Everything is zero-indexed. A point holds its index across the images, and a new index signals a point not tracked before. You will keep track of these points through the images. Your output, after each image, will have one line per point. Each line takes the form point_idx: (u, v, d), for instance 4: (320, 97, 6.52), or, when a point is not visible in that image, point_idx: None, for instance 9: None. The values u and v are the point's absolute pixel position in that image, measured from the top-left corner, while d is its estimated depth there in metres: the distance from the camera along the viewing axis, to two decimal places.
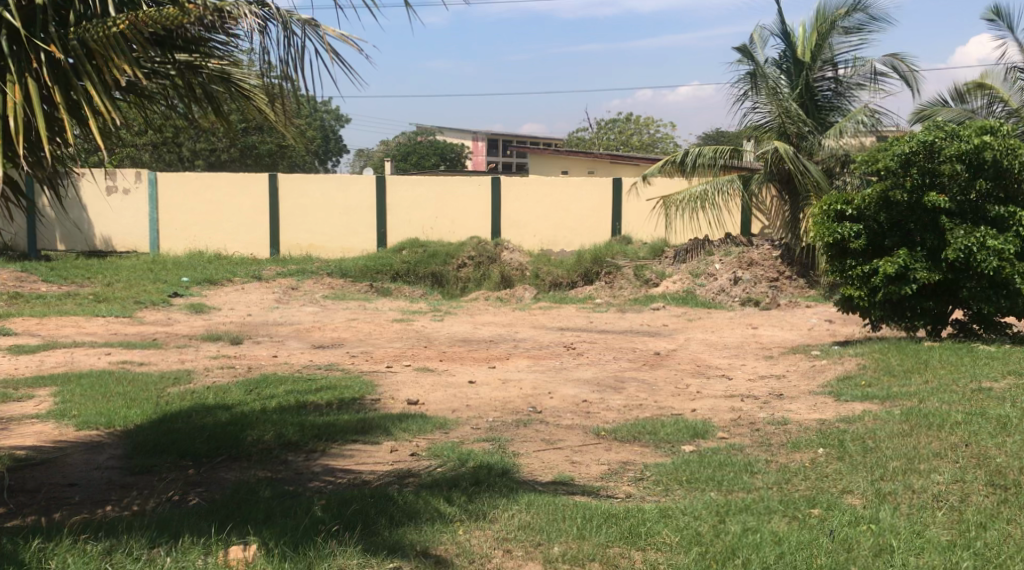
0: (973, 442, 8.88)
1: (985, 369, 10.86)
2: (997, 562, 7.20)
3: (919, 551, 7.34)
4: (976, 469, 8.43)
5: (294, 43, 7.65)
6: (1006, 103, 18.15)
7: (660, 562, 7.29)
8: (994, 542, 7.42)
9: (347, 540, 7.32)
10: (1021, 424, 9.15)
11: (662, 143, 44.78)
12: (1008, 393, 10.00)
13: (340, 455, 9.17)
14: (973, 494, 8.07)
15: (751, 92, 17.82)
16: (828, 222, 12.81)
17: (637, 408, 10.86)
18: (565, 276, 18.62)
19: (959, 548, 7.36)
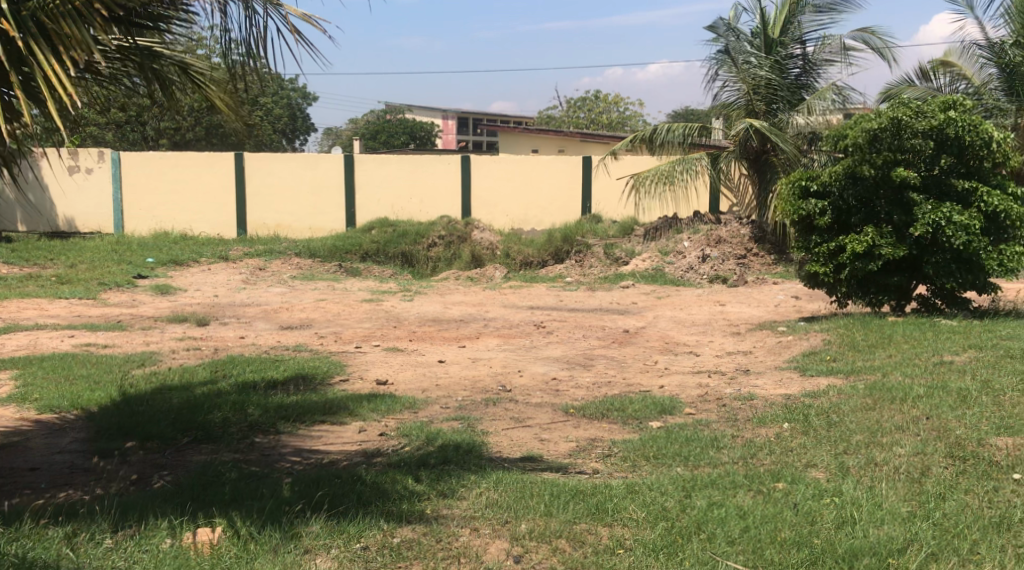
0: (933, 415, 8.98)
1: (946, 343, 10.97)
2: (955, 532, 7.28)
3: (880, 522, 7.42)
4: (936, 441, 8.53)
5: (256, 22, 7.62)
6: (968, 82, 18.37)
7: (626, 537, 7.36)
8: (952, 512, 7.51)
9: (312, 520, 7.34)
10: (983, 396, 9.25)
11: (631, 122, 44.76)
12: (969, 367, 10.11)
13: (308, 436, 9.17)
14: (932, 466, 8.17)
15: (721, 70, 17.77)
16: (794, 200, 12.89)
17: (606, 386, 10.94)
18: (536, 256, 18.61)
19: (919, 518, 7.45)
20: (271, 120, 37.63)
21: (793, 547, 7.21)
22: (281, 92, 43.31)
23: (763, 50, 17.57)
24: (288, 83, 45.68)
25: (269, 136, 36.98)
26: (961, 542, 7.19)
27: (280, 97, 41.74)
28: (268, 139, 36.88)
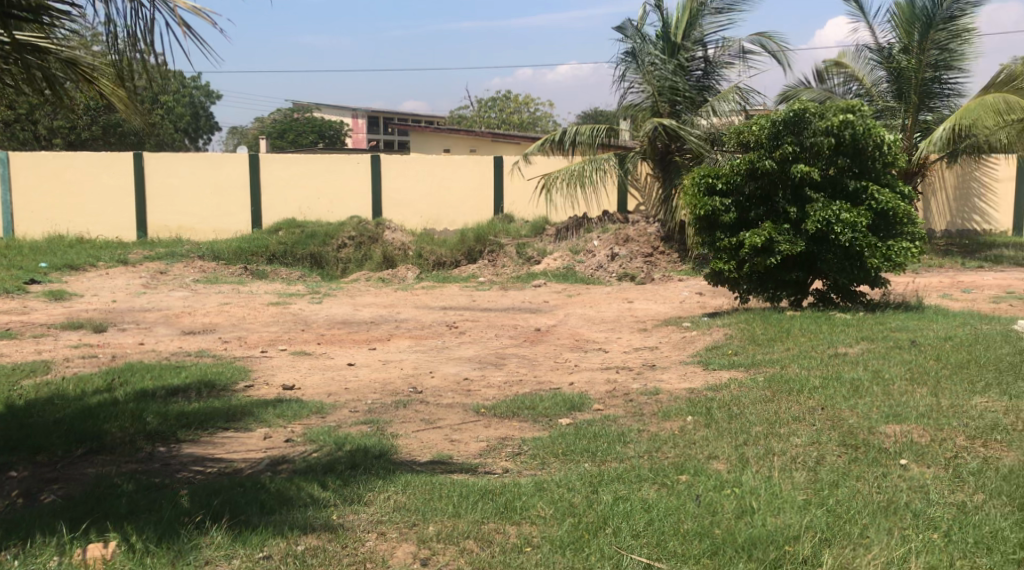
0: (828, 405, 9.33)
1: (840, 336, 11.37)
2: (847, 517, 7.58)
3: (777, 511, 7.69)
4: (830, 430, 8.85)
5: (142, 14, 7.64)
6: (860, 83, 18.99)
7: (534, 535, 7.53)
8: (845, 499, 7.81)
9: (212, 530, 7.39)
10: (873, 386, 9.64)
11: (542, 123, 45.10)
12: (862, 358, 10.50)
13: (211, 444, 9.20)
14: (827, 454, 8.48)
15: (629, 72, 17.97)
16: (699, 196, 13.14)
17: (517, 385, 11.12)
18: (449, 256, 18.66)
19: (813, 506, 7.73)
20: (173, 119, 37.07)
21: (695, 539, 7.44)
22: (183, 89, 42.71)
23: (667, 52, 17.91)
24: (191, 80, 45.05)
25: (170, 135, 36.50)
26: (851, 526, 7.49)
27: (182, 93, 41.20)
28: (169, 138, 36.43)
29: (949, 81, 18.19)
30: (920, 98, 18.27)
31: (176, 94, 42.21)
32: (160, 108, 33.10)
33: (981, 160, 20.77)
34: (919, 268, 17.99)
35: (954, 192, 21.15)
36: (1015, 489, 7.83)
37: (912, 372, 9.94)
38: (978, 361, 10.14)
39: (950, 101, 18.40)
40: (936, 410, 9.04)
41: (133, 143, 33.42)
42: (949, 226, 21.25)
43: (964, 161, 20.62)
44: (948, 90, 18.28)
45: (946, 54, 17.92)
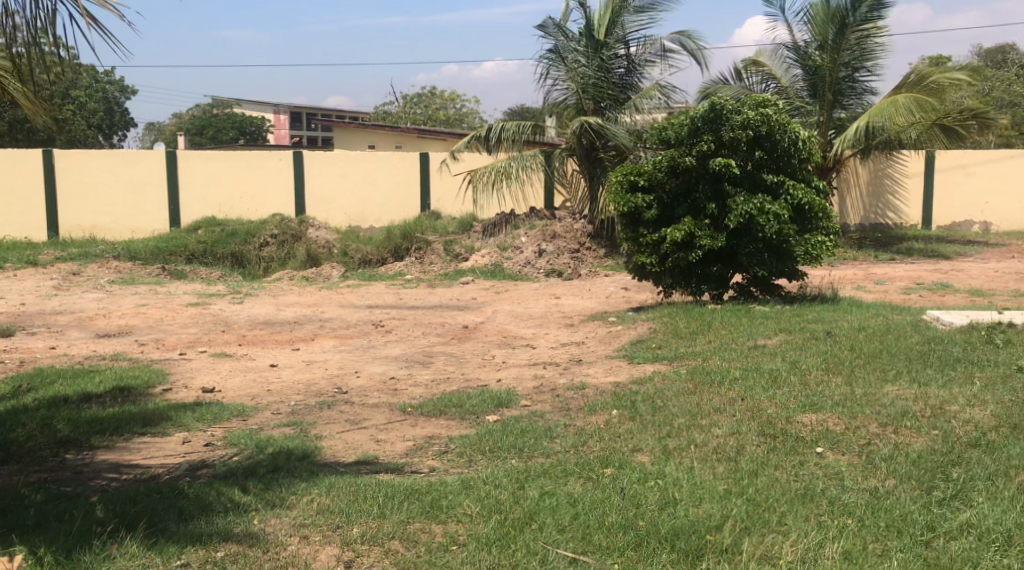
0: (748, 396, 9.51)
1: (759, 328, 11.57)
2: (766, 505, 7.72)
3: (699, 500, 7.80)
4: (750, 420, 9.00)
5: (44, 5, 7.56)
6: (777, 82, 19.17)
7: (460, 533, 7.55)
8: (765, 487, 7.96)
9: (127, 540, 7.32)
10: (791, 375, 9.87)
11: (468, 119, 45.08)
12: (781, 349, 10.70)
13: (126, 450, 9.10)
14: (747, 444, 8.62)
15: (552, 69, 18.03)
16: (622, 193, 13.26)
17: (443, 382, 11.13)
18: (374, 253, 18.55)
19: (734, 495, 7.86)
20: (85, 114, 36.40)
21: (619, 531, 7.52)
22: (96, 85, 41.97)
23: (590, 49, 17.97)
24: (106, 76, 44.31)
25: (83, 130, 35.84)
26: (770, 515, 7.61)
27: (96, 88, 40.48)
28: (81, 133, 35.76)
29: (861, 80, 18.70)
30: (834, 97, 18.76)
31: (90, 89, 41.47)
32: (72, 103, 32.48)
33: (891, 156, 21.21)
34: (832, 261, 18.32)
35: (867, 188, 21.57)
36: (925, 474, 8.03)
37: (827, 361, 10.17)
38: (890, 349, 10.39)
39: (862, 100, 18.92)
40: (851, 399, 9.24)
41: (44, 141, 32.77)
42: (862, 220, 21.64)
43: (876, 157, 21.03)
44: (861, 89, 18.78)
45: (859, 54, 18.42)
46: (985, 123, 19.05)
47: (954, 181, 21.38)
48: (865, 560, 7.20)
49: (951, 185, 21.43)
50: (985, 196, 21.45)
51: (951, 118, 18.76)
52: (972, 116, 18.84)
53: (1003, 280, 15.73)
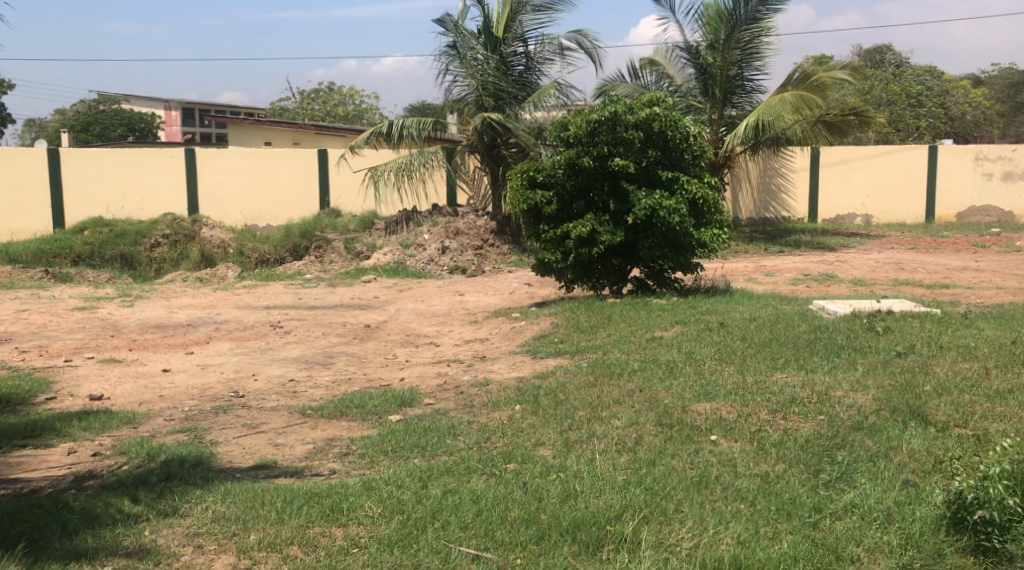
0: (646, 387, 9.62)
1: (656, 320, 11.69)
2: (664, 494, 7.82)
3: (600, 492, 7.85)
4: (648, 411, 9.11)
5: None
6: (672, 81, 19.35)
7: (361, 535, 7.43)
8: (662, 476, 8.07)
9: (7, 559, 7.04)
10: (687, 366, 10.06)
11: (368, 115, 44.64)
12: (677, 340, 10.86)
13: (7, 464, 8.76)
14: (645, 435, 8.71)
15: (453, 65, 17.85)
16: (521, 190, 13.18)
17: (345, 383, 10.95)
18: (272, 252, 18.22)
19: (633, 485, 7.93)
20: None
21: (522, 525, 7.52)
22: None
23: (488, 46, 17.87)
24: None
25: None
26: (667, 503, 7.72)
27: None
28: None
29: (750, 79, 18.91)
30: (724, 95, 18.95)
31: None
32: None
33: (780, 152, 21.51)
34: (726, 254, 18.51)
35: (757, 182, 21.80)
36: (811, 458, 8.24)
37: (720, 351, 10.37)
38: (780, 338, 10.60)
39: (752, 99, 19.08)
40: (742, 387, 9.43)
41: None
42: (753, 212, 21.91)
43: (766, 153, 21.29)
44: (750, 87, 18.97)
45: (748, 54, 18.58)
46: (867, 122, 19.25)
47: (838, 177, 21.73)
48: (757, 543, 7.37)
49: (836, 181, 21.78)
50: (868, 190, 21.82)
51: (831, 115, 19.16)
52: (851, 112, 19.08)
53: (884, 270, 16.05)
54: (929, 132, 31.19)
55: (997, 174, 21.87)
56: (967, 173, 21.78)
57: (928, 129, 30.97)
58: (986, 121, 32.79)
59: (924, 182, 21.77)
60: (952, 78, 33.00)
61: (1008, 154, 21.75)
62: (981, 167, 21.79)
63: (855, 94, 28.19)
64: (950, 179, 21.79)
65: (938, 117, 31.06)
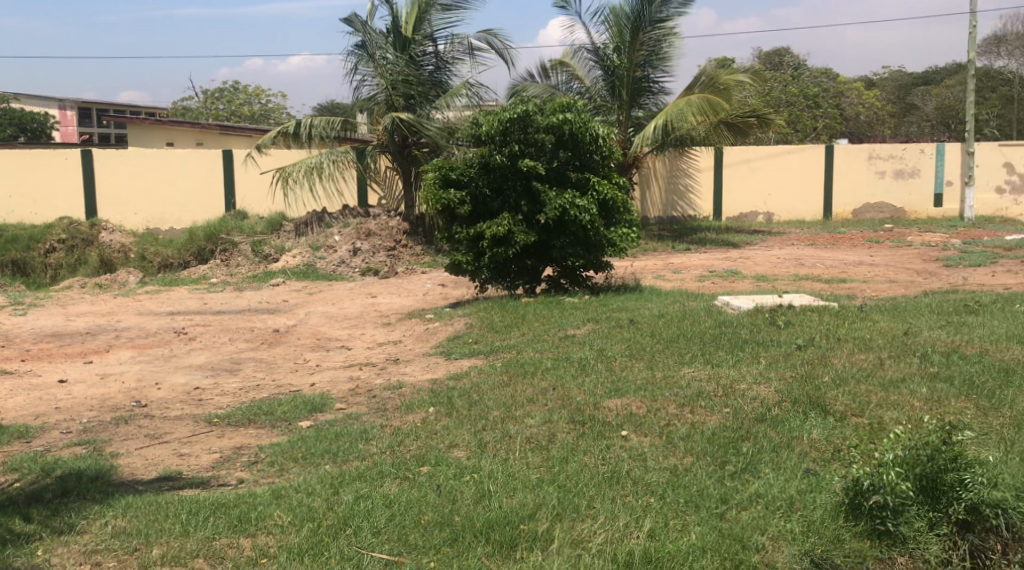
0: (559, 385, 9.57)
1: (569, 318, 11.63)
2: (577, 491, 7.75)
3: (513, 492, 7.75)
4: (561, 409, 9.03)
5: None
6: (581, 82, 19.41)
7: (270, 546, 7.22)
8: (575, 473, 7.99)
9: None
10: (598, 363, 10.06)
11: (274, 115, 43.96)
12: (589, 338, 10.83)
13: None
14: (558, 432, 8.63)
15: (360, 65, 17.52)
16: (434, 190, 12.93)
17: (252, 390, 10.67)
18: (175, 256, 17.81)
19: (546, 483, 7.85)
20: None
21: (435, 528, 7.39)
22: None
23: (397, 46, 17.62)
24: None
25: None
26: (579, 499, 7.65)
27: None
28: None
29: (657, 80, 19.06)
30: (631, 96, 18.99)
31: None
32: None
33: (684, 152, 21.61)
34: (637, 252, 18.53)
35: (664, 182, 21.88)
36: (717, 450, 8.26)
37: (631, 347, 10.40)
38: (686, 334, 10.63)
39: (658, 99, 19.28)
40: (651, 382, 9.48)
41: None
42: (662, 212, 21.99)
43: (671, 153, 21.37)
44: (656, 89, 19.13)
45: (654, 55, 18.74)
46: (766, 123, 19.36)
47: (740, 176, 21.92)
48: (667, 536, 7.35)
49: (739, 180, 21.97)
50: (768, 189, 22.02)
51: (732, 116, 19.23)
52: (750, 114, 19.20)
53: (785, 265, 16.20)
54: (826, 132, 31.68)
55: (890, 172, 22.12)
56: (862, 173, 22.00)
57: (824, 129, 31.51)
58: (879, 121, 33.43)
59: (821, 182, 21.99)
60: (846, 79, 33.58)
61: (899, 153, 22.01)
62: (874, 166, 22.02)
63: (758, 95, 28.52)
64: (847, 179, 22.02)
65: (834, 118, 31.55)
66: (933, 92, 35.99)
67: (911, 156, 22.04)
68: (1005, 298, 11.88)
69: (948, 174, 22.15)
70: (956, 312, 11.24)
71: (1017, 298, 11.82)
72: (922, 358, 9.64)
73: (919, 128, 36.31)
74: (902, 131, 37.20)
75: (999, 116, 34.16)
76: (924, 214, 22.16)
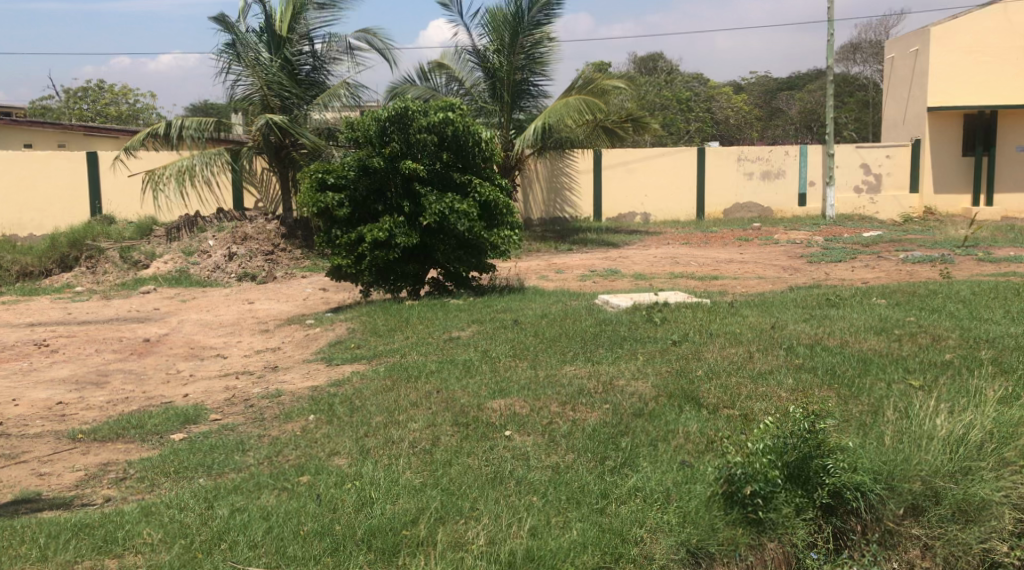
0: (444, 387, 9.34)
1: (454, 320, 11.40)
2: (460, 494, 7.79)
3: (394, 498, 7.72)
4: (444, 412, 8.88)
5: None
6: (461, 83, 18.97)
7: (139, 565, 7.11)
8: (459, 476, 7.99)
9: None
10: (483, 364, 9.84)
11: (144, 113, 42.66)
12: (475, 340, 10.61)
13: None
14: (441, 436, 8.53)
15: (233, 64, 17.00)
16: (311, 192, 12.57)
17: (121, 403, 10.20)
18: (36, 264, 17.02)
19: (428, 487, 7.85)
20: None
21: (316, 538, 7.35)
22: None
23: (271, 46, 17.16)
24: None
25: None
26: (462, 501, 7.71)
27: None
28: None
29: (536, 84, 18.94)
30: (512, 98, 18.84)
31: None
32: None
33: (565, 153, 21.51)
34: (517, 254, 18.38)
35: (547, 183, 21.77)
36: (597, 446, 8.34)
37: (514, 347, 10.22)
38: (567, 334, 10.49)
39: (539, 102, 19.13)
40: (535, 381, 9.35)
41: None
42: (545, 213, 21.88)
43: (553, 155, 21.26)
44: (537, 92, 19.01)
45: (533, 60, 18.64)
46: (643, 127, 19.36)
47: (617, 178, 21.94)
48: (548, 533, 7.50)
49: (618, 182, 21.97)
50: (643, 190, 22.09)
51: (609, 120, 19.29)
52: (628, 119, 19.28)
53: (662, 264, 16.21)
54: (699, 135, 32.03)
55: (757, 174, 22.33)
56: (728, 173, 22.20)
57: (697, 133, 31.86)
58: (747, 124, 33.94)
59: (693, 182, 22.17)
60: (715, 85, 34.03)
61: (765, 154, 22.25)
62: (742, 168, 22.24)
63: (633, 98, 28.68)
64: (715, 180, 22.24)
65: (704, 122, 31.99)
66: (796, 95, 36.69)
67: (775, 157, 22.29)
68: (863, 291, 12.04)
69: (810, 174, 22.40)
70: (818, 306, 11.34)
71: (875, 291, 12.00)
72: (787, 351, 9.75)
73: (783, 131, 36.97)
74: (770, 134, 37.82)
75: (858, 120, 35.01)
76: (789, 214, 22.41)
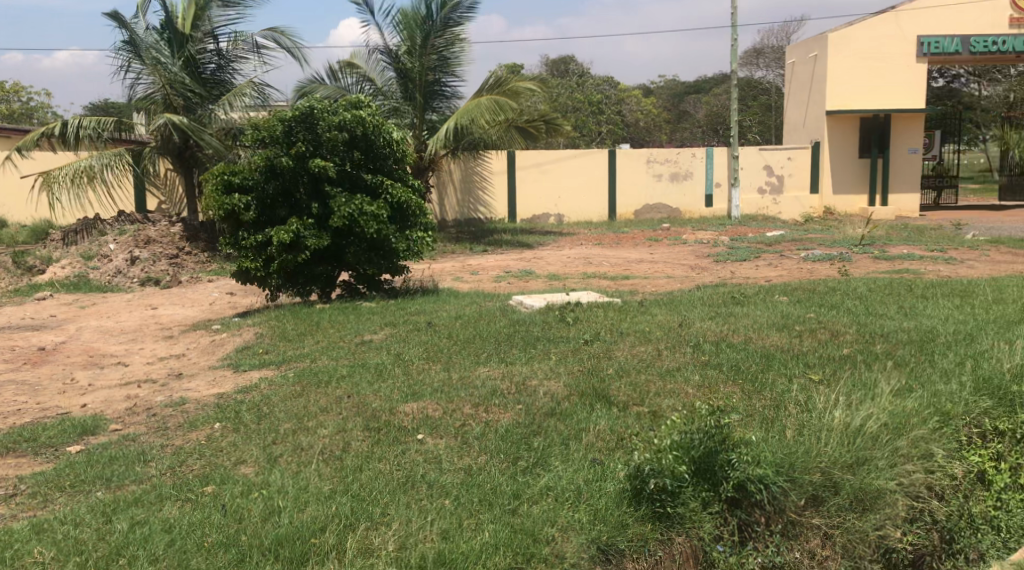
0: (355, 392, 9.05)
1: (366, 323, 11.12)
2: (370, 499, 7.58)
3: (302, 507, 7.50)
4: (355, 417, 8.61)
5: None
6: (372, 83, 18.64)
7: None
8: (370, 482, 7.75)
9: None
10: (395, 368, 9.56)
11: (41, 113, 41.46)
12: (387, 343, 10.32)
13: None
14: (351, 441, 8.25)
15: (133, 62, 16.51)
16: (216, 195, 12.17)
17: (14, 415, 9.73)
18: None
19: (338, 494, 7.62)
20: None
21: (220, 550, 7.19)
22: None
23: (173, 44, 16.69)
24: None
25: None
26: (373, 507, 7.51)
27: None
28: None
29: (449, 85, 18.69)
30: (424, 98, 18.58)
31: None
32: None
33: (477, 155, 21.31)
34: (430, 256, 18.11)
35: (460, 184, 21.56)
36: (510, 447, 8.14)
37: (427, 350, 9.96)
38: (479, 335, 10.26)
39: (451, 103, 18.90)
40: (448, 384, 9.10)
41: None
42: (459, 213, 21.70)
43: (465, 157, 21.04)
44: (449, 92, 18.77)
45: (445, 60, 18.39)
46: (555, 129, 19.24)
47: (529, 178, 21.78)
48: (460, 536, 7.36)
49: (530, 182, 21.81)
50: (555, 191, 21.98)
51: (521, 120, 19.12)
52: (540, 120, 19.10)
53: (574, 265, 16.05)
54: (610, 137, 32.02)
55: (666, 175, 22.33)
56: (637, 174, 22.15)
57: (608, 134, 31.85)
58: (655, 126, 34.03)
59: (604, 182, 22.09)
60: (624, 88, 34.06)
61: (672, 157, 22.25)
62: (652, 170, 22.21)
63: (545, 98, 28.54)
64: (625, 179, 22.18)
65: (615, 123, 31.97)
66: (703, 99, 36.90)
67: (683, 160, 22.30)
68: (766, 289, 12.00)
69: (716, 175, 22.42)
70: (723, 304, 11.26)
71: (777, 289, 11.96)
72: (694, 348, 9.64)
73: (691, 133, 37.16)
74: (677, 135, 37.97)
75: (760, 123, 35.37)
76: (697, 214, 22.42)
